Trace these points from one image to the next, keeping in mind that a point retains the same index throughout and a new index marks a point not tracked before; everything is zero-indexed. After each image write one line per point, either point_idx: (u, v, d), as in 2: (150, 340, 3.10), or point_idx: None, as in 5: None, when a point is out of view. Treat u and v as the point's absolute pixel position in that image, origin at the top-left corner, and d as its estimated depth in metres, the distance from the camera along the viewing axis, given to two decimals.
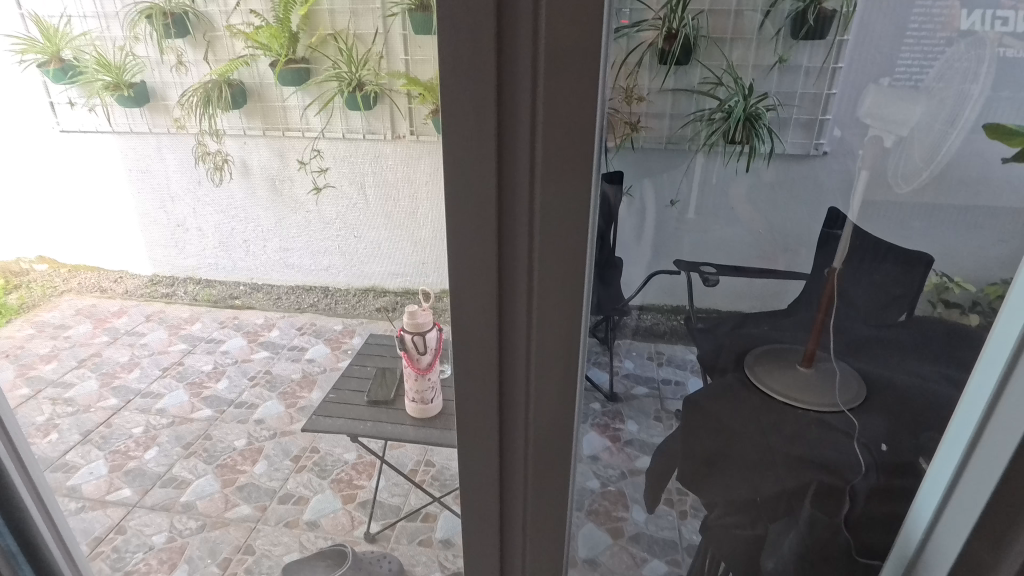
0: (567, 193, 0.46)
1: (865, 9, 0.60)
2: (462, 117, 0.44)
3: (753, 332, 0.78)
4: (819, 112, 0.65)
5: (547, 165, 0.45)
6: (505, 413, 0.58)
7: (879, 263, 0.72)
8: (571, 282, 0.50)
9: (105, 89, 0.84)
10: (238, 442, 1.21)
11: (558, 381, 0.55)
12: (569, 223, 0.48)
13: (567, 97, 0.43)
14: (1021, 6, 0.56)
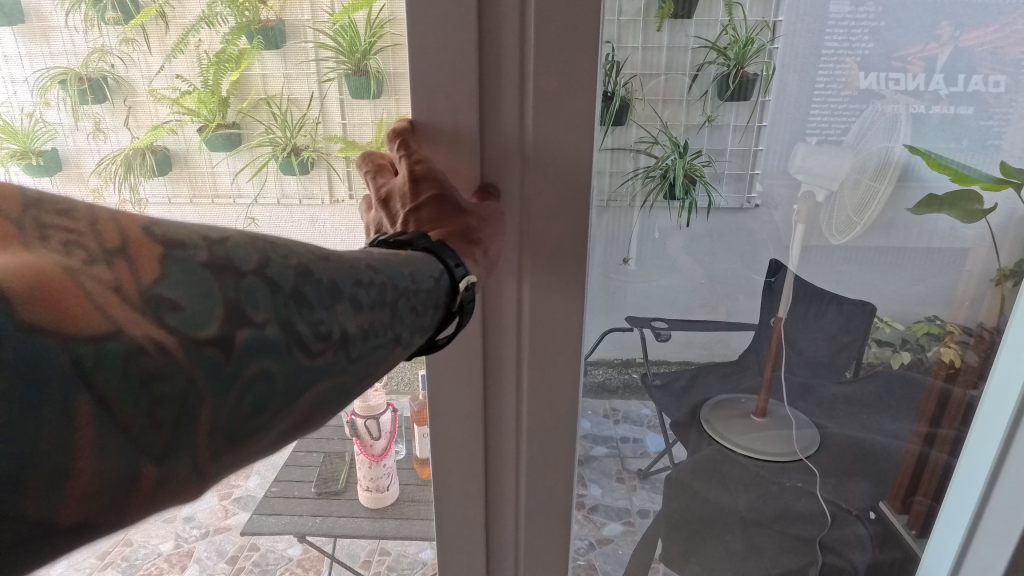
0: (554, 191, 0.60)
1: (784, 70, 0.62)
2: (463, 93, 0.57)
3: (707, 383, 0.78)
4: (749, 166, 0.65)
5: (540, 138, 0.58)
6: (497, 365, 0.68)
7: (823, 310, 0.74)
8: (560, 264, 0.63)
9: (9, 157, 0.74)
10: (164, 546, 1.01)
11: (550, 331, 0.66)
12: (554, 215, 0.61)
13: (556, 83, 0.56)
14: (909, 67, 0.62)
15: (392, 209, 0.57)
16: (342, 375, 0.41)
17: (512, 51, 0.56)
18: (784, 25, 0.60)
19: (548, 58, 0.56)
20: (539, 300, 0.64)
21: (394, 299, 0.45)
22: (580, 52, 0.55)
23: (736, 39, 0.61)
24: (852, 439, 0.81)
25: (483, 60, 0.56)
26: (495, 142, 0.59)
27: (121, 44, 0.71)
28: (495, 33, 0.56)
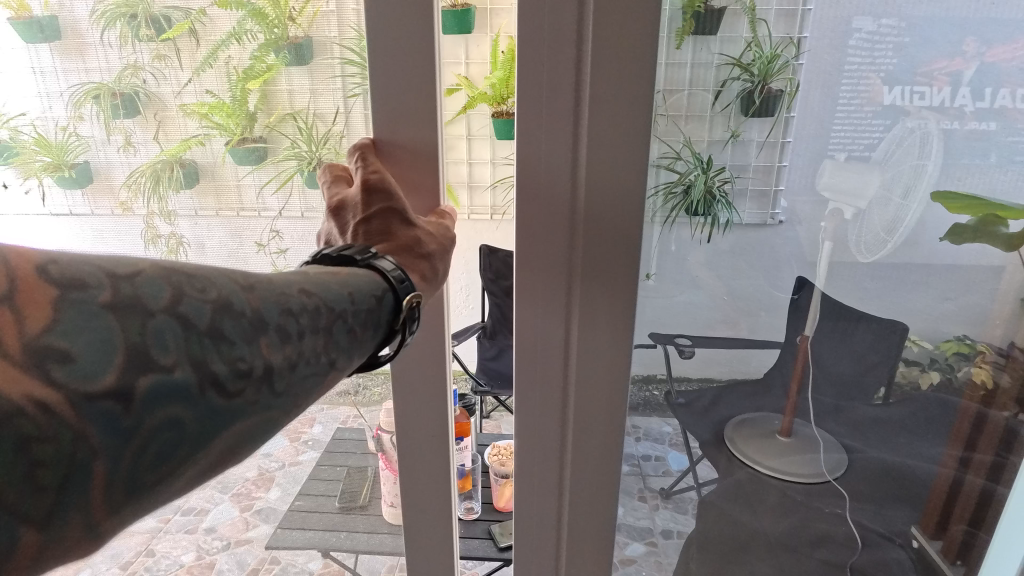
0: (603, 211, 0.63)
1: (808, 86, 0.62)
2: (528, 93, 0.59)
3: (730, 400, 0.77)
4: (772, 182, 0.66)
5: (594, 139, 0.60)
6: (550, 360, 0.70)
7: (853, 329, 0.72)
8: (608, 282, 0.66)
9: (43, 169, 0.76)
10: (184, 556, 0.99)
11: (600, 328, 0.67)
12: (605, 233, 0.64)
13: (610, 87, 0.58)
14: (934, 82, 0.61)
15: (343, 219, 0.58)
16: (264, 411, 0.42)
17: (567, 78, 0.59)
18: (809, 41, 0.60)
19: (602, 85, 0.58)
20: (586, 315, 0.67)
21: (328, 324, 0.46)
22: (628, 80, 0.58)
23: (759, 55, 0.61)
24: (880, 461, 0.79)
25: (537, 87, 0.59)
26: (545, 165, 0.62)
27: (153, 60, 0.72)
28: (543, 61, 0.58)
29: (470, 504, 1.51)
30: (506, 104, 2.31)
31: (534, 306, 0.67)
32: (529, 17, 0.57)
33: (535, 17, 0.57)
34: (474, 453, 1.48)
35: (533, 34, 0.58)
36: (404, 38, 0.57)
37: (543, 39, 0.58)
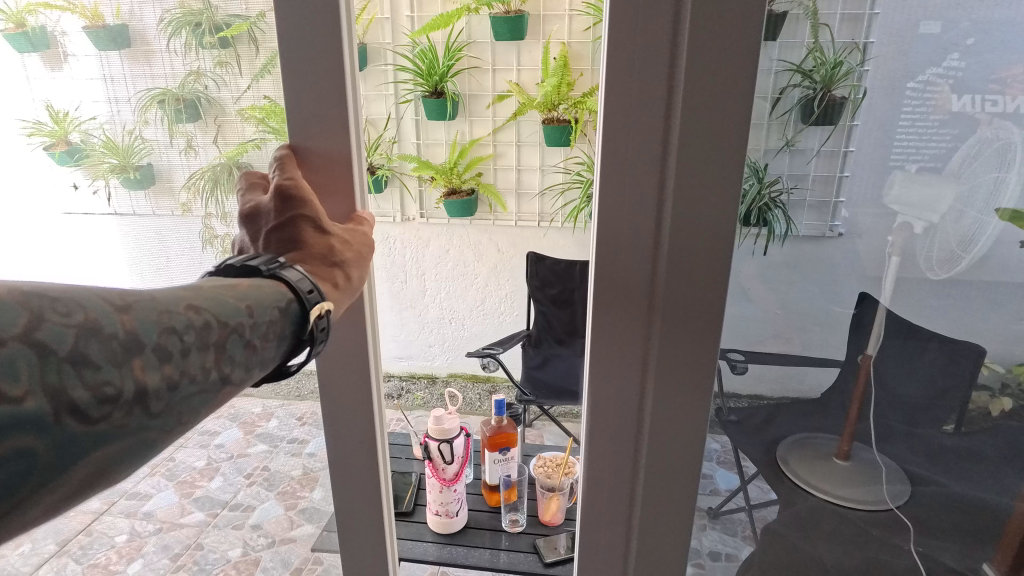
0: (692, 223, 0.61)
1: (874, 93, 0.59)
2: (622, 90, 0.58)
3: (789, 417, 0.74)
4: (831, 194, 0.63)
5: (684, 140, 0.58)
6: (629, 367, 0.67)
7: (921, 348, 0.67)
8: (692, 296, 0.63)
9: (110, 171, 0.81)
10: (231, 552, 1.03)
11: (682, 336, 0.65)
12: (692, 245, 0.61)
13: (706, 86, 0.56)
14: (1009, 90, 0.57)
15: (255, 227, 0.59)
16: (142, 435, 0.40)
17: (656, 79, 0.57)
18: (875, 47, 0.57)
19: (695, 92, 0.56)
20: (666, 330, 0.65)
21: (220, 340, 0.45)
22: (721, 87, 0.56)
23: (821, 62, 0.59)
24: (952, 495, 0.72)
25: (626, 94, 0.58)
26: (631, 173, 0.60)
27: (215, 67, 0.75)
28: (633, 68, 0.57)
29: (514, 516, 1.42)
30: (557, 112, 2.30)
31: (612, 317, 0.65)
32: (620, 23, 0.56)
33: (627, 23, 0.56)
34: (518, 465, 1.47)
35: (624, 42, 0.56)
36: (315, 54, 0.60)
37: (633, 45, 0.56)
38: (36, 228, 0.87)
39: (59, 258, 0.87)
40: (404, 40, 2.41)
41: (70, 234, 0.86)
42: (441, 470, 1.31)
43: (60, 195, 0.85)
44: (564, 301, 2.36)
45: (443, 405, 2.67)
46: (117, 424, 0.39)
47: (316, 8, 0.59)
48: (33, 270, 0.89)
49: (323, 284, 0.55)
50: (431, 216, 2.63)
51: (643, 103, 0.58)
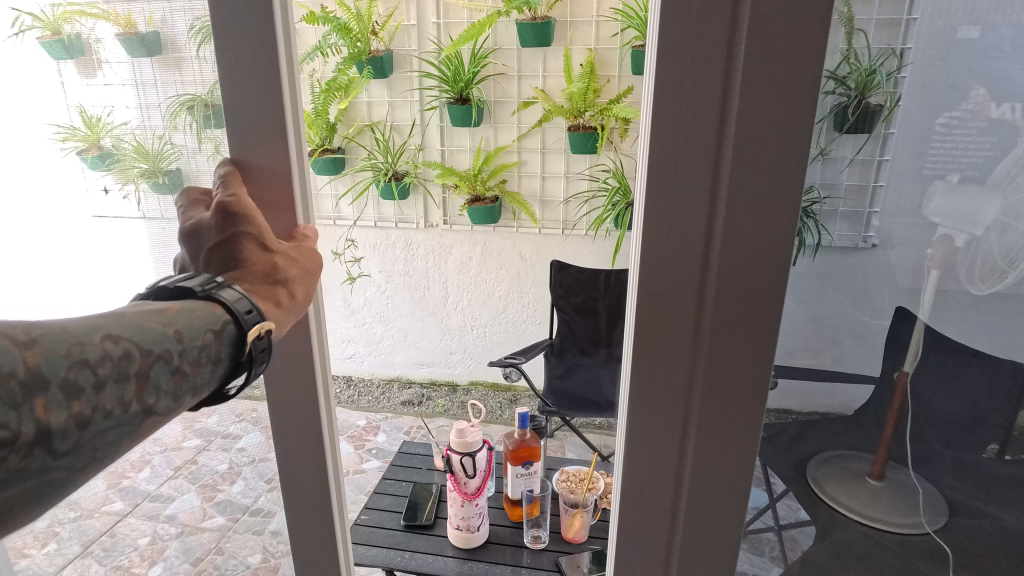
0: (746, 225, 0.54)
1: (910, 101, 0.56)
2: (675, 73, 0.51)
3: (822, 438, 0.68)
4: (866, 204, 0.59)
5: (741, 131, 0.51)
6: (672, 387, 0.60)
7: (965, 368, 0.61)
8: (743, 328, 0.57)
9: (140, 175, 0.81)
10: (252, 558, 0.93)
11: (732, 353, 0.58)
12: (745, 250, 0.54)
13: (767, 71, 0.49)
14: None
15: (196, 246, 0.58)
16: (47, 473, 0.42)
17: (712, 61, 0.50)
18: (913, 52, 0.55)
19: (752, 101, 0.50)
20: (712, 365, 0.58)
21: (141, 371, 0.47)
22: (783, 95, 0.50)
23: (857, 68, 0.55)
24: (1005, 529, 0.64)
25: (675, 104, 0.52)
26: (680, 167, 0.53)
27: None
28: (684, 74, 0.51)
29: (537, 532, 1.40)
30: (583, 119, 2.30)
31: (652, 349, 0.59)
32: (671, 24, 0.50)
33: (678, 24, 0.50)
34: (541, 479, 1.46)
35: (674, 45, 0.50)
36: (255, 64, 0.58)
37: (685, 48, 0.50)
38: (74, 239, 0.89)
39: (88, 260, 0.88)
40: (430, 46, 2.43)
41: (99, 236, 0.87)
42: (464, 483, 1.32)
43: (93, 200, 0.87)
44: (587, 311, 2.34)
45: (465, 413, 2.66)
46: (19, 463, 0.41)
47: (259, 13, 0.56)
48: (65, 272, 0.90)
49: (264, 303, 0.56)
50: (454, 223, 2.64)
51: (697, 88, 0.51)
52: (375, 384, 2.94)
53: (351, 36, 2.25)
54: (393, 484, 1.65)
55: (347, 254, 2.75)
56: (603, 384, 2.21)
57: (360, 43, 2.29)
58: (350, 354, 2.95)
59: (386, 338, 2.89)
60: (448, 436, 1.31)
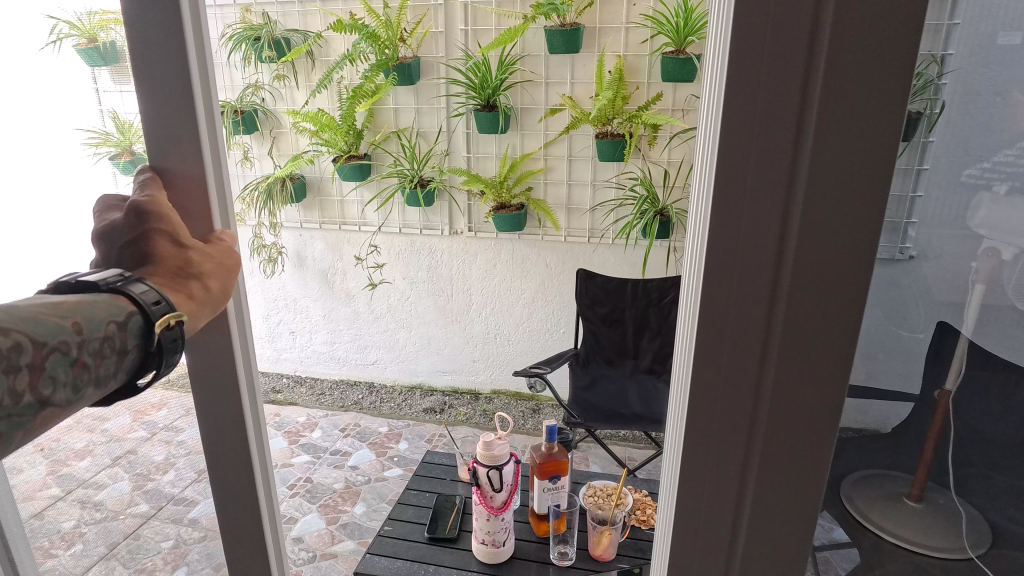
0: (828, 242, 0.43)
1: (949, 108, 0.49)
2: (754, 56, 0.41)
3: (854, 456, 0.57)
4: (904, 216, 0.50)
5: (824, 129, 0.40)
6: (728, 437, 0.49)
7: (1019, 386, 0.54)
8: (815, 387, 0.46)
9: None
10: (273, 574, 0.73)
11: (802, 400, 0.46)
12: (825, 274, 0.43)
13: (863, 49, 0.39)
14: None
15: (106, 245, 0.55)
16: None
17: (795, 37, 0.40)
18: (955, 58, 0.48)
19: (839, 108, 0.40)
20: (774, 428, 0.48)
21: (34, 363, 0.46)
22: (877, 101, 0.39)
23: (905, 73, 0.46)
24: None
25: (747, 104, 0.41)
26: (751, 170, 0.43)
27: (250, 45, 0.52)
28: (758, 74, 0.41)
29: (564, 549, 1.39)
30: (610, 126, 2.31)
31: (704, 406, 0.49)
32: (744, 12, 0.40)
33: (752, 11, 0.40)
34: (569, 494, 1.43)
35: (746, 39, 0.40)
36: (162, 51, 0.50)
37: (759, 42, 0.40)
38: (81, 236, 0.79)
39: None
40: (458, 53, 2.44)
41: None
42: (489, 497, 1.32)
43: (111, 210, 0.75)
44: (613, 321, 2.33)
45: (487, 422, 2.65)
46: None
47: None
48: None
49: (174, 296, 0.53)
50: (479, 231, 2.65)
51: (780, 74, 0.40)
52: (397, 390, 2.94)
53: (379, 43, 2.29)
54: (415, 496, 1.64)
55: (369, 259, 2.79)
56: (630, 396, 2.18)
57: (388, 49, 2.33)
58: (373, 360, 2.96)
59: (409, 345, 2.90)
60: (475, 448, 1.32)
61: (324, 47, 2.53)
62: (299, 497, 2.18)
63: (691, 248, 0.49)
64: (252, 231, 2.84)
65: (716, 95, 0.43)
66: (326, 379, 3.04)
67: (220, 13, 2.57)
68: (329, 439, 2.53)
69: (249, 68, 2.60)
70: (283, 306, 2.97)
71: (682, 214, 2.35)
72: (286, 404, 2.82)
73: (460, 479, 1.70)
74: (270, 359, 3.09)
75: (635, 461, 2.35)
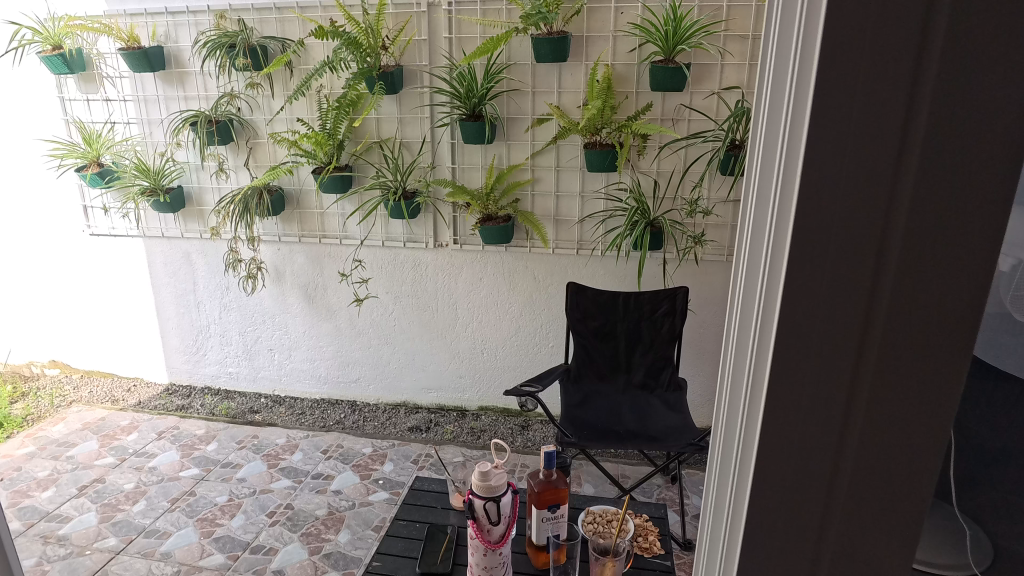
0: (932, 291, 0.35)
1: None
2: (847, 66, 0.33)
3: None
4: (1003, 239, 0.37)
5: (928, 159, 0.33)
6: (798, 519, 0.40)
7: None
8: (903, 477, 0.38)
9: None
10: None
11: (891, 480, 0.38)
12: (929, 331, 0.35)
13: (981, 64, 0.32)
14: None
15: None
16: None
17: (889, 54, 0.32)
18: None
19: (944, 151, 0.33)
20: (851, 525, 0.40)
21: None
22: (989, 146, 0.33)
23: None
24: None
25: (838, 123, 0.34)
26: (840, 202, 0.35)
27: None
28: (847, 113, 0.34)
29: None
30: (599, 136, 2.31)
31: (766, 495, 0.41)
32: (831, 40, 0.33)
33: (843, 42, 0.33)
34: (567, 522, 1.41)
35: (838, 46, 0.33)
36: None
37: (854, 70, 0.33)
38: None
39: None
40: (441, 61, 2.42)
41: None
42: (485, 531, 1.31)
43: None
44: (604, 335, 2.32)
45: (473, 440, 2.62)
46: None
47: None
48: None
49: None
50: (465, 242, 2.62)
51: (878, 88, 0.33)
52: (380, 408, 2.88)
53: (361, 51, 2.28)
54: (405, 527, 1.59)
55: (353, 274, 2.75)
56: (622, 412, 2.18)
57: (369, 58, 2.31)
58: (356, 378, 2.91)
59: (393, 362, 2.85)
60: (471, 479, 1.32)
61: (303, 55, 2.49)
62: (280, 525, 2.12)
63: (753, 306, 0.42)
64: (230, 245, 2.79)
65: (796, 109, 0.36)
66: (306, 398, 2.97)
67: (195, 20, 2.52)
68: (310, 461, 2.47)
69: (224, 76, 2.55)
70: (261, 322, 2.90)
71: (671, 225, 2.37)
72: (264, 425, 2.74)
73: (451, 507, 1.66)
74: (247, 378, 3.01)
75: (628, 478, 2.33)
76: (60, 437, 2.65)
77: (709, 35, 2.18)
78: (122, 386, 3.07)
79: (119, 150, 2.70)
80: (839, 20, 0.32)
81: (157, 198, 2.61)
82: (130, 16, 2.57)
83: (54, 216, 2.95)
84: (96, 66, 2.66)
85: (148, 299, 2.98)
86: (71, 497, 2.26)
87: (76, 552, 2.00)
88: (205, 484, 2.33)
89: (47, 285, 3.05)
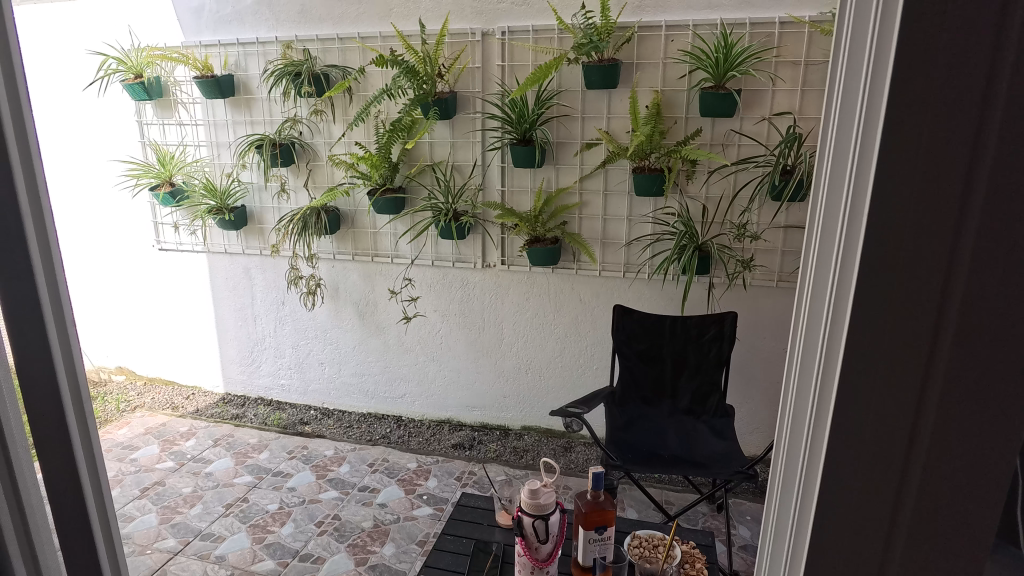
0: (1005, 303, 0.36)
1: None
2: (917, 88, 0.35)
3: None
4: None
5: (1001, 174, 0.34)
6: (866, 518, 0.42)
7: None
8: (975, 483, 0.39)
9: None
10: None
11: (963, 487, 0.39)
12: (1002, 341, 0.36)
13: None
14: None
15: None
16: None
17: (958, 80, 0.34)
18: None
19: (1012, 185, 0.34)
20: (916, 545, 0.41)
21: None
22: None
23: None
24: None
25: (907, 143, 0.36)
26: (909, 216, 0.37)
27: None
28: (919, 133, 0.35)
29: None
30: (648, 160, 2.31)
31: (831, 511, 0.43)
32: (902, 66, 0.35)
33: (914, 67, 0.35)
34: (614, 545, 1.40)
35: (909, 71, 0.35)
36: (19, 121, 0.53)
37: (923, 105, 0.35)
38: None
39: None
40: (494, 87, 2.48)
41: None
42: (533, 549, 1.30)
43: None
44: (650, 358, 2.29)
45: (516, 459, 2.61)
46: None
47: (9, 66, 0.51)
48: None
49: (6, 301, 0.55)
50: (513, 263, 2.64)
51: (949, 108, 0.34)
52: (425, 424, 2.91)
53: (418, 78, 2.36)
54: (452, 541, 1.60)
55: (403, 292, 2.81)
56: (668, 437, 2.14)
57: (425, 84, 2.39)
58: (402, 394, 2.94)
59: (437, 378, 2.88)
60: (520, 496, 1.32)
61: (363, 82, 2.59)
62: (328, 535, 2.15)
63: (825, 320, 0.44)
64: (288, 262, 2.90)
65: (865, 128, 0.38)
66: (353, 412, 3.03)
67: (263, 50, 2.66)
68: (357, 474, 2.51)
69: (288, 102, 2.68)
70: (313, 337, 2.99)
71: (721, 250, 2.34)
72: (313, 437, 2.81)
73: (498, 524, 1.65)
74: (297, 390, 3.10)
75: (672, 505, 2.28)
76: (124, 440, 2.77)
77: (760, 61, 2.17)
78: (181, 394, 3.20)
79: (188, 170, 2.84)
80: (911, 48, 0.34)
81: (222, 216, 2.75)
82: (205, 46, 2.73)
83: (127, 232, 3.12)
84: (172, 93, 2.83)
85: (208, 312, 3.11)
86: (133, 497, 2.35)
87: (137, 551, 2.07)
88: (257, 492, 2.40)
89: (117, 297, 3.22)
